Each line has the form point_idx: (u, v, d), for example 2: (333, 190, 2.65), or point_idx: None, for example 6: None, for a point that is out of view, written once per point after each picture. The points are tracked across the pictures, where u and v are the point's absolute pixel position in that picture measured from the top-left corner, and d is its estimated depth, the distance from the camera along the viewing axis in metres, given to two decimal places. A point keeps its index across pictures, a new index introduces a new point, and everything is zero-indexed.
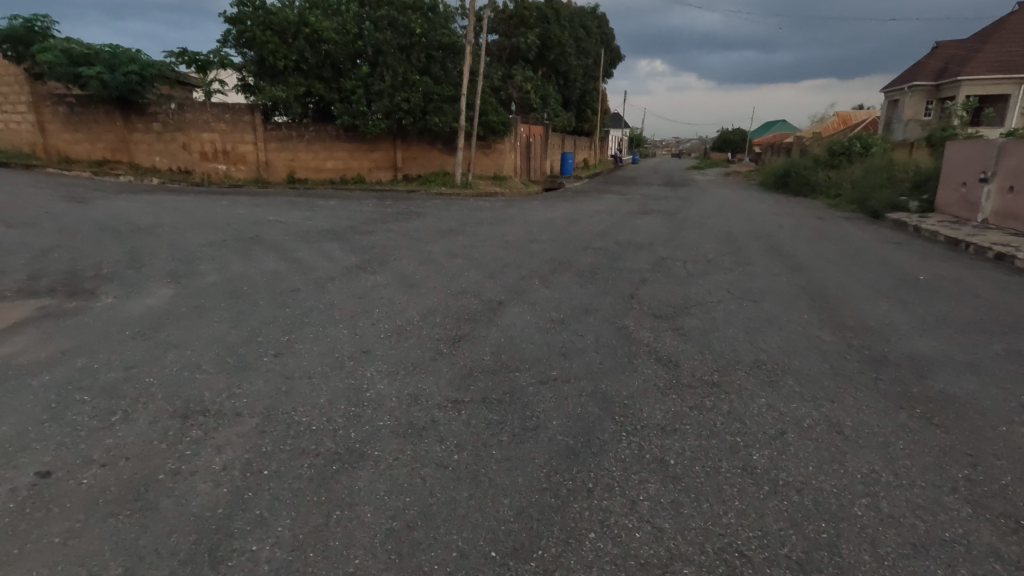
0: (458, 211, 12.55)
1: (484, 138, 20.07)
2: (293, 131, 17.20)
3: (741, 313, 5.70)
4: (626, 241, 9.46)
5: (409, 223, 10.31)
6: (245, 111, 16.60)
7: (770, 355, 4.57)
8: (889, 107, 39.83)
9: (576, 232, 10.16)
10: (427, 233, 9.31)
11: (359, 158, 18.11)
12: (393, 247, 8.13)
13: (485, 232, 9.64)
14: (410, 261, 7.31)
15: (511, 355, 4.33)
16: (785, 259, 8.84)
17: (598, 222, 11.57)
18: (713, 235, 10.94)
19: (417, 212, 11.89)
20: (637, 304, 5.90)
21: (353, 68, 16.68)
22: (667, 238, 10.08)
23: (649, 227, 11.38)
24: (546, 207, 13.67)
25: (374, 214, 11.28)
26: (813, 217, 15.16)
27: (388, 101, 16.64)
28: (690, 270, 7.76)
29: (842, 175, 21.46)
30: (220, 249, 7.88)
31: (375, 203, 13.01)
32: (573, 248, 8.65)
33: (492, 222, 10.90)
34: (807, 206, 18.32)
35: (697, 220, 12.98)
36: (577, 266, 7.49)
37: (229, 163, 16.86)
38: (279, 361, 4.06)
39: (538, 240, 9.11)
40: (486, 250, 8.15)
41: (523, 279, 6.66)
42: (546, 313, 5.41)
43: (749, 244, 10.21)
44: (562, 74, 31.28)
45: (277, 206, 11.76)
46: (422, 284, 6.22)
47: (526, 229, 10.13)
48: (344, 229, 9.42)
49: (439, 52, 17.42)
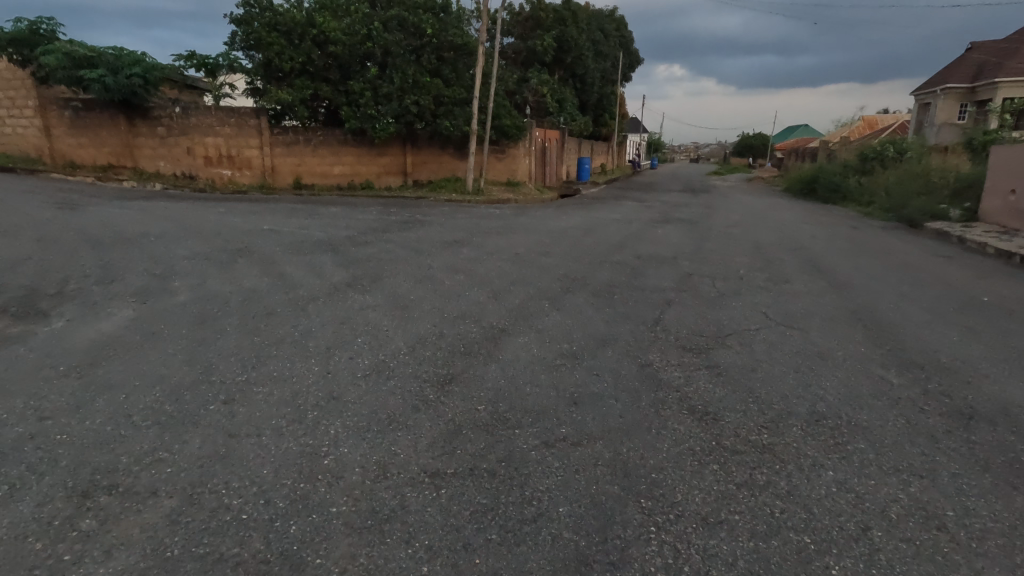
0: (467, 219, 11.86)
1: (497, 143, 19.40)
2: (299, 135, 16.67)
3: (785, 347, 4.85)
4: (646, 255, 8.65)
5: (412, 233, 9.62)
6: (251, 115, 16.08)
7: (829, 406, 3.73)
8: (920, 110, 38.38)
9: (591, 244, 9.39)
10: (430, 245, 8.62)
11: (368, 164, 17.53)
12: (390, 261, 7.44)
13: (492, 243, 8.92)
14: (406, 278, 6.61)
15: (510, 403, 3.55)
16: (826, 276, 7.95)
17: (615, 232, 10.77)
18: (741, 247, 10.05)
19: (423, 221, 11.21)
20: (662, 333, 5.09)
21: (362, 70, 16.10)
22: (691, 251, 9.23)
23: (671, 238, 10.54)
24: (561, 215, 12.90)
25: (378, 223, 10.65)
26: (847, 227, 14.16)
27: (397, 104, 16.04)
28: (720, 289, 6.91)
29: (874, 181, 20.32)
30: (203, 261, 7.26)
31: (380, 211, 12.40)
32: (588, 262, 7.86)
33: (501, 232, 10.17)
34: (838, 214, 17.30)
35: (724, 230, 12.08)
36: (592, 285, 6.70)
37: (233, 168, 16.37)
38: (226, 410, 3.34)
39: (549, 253, 8.36)
40: (492, 264, 7.42)
41: (531, 300, 5.89)
42: (556, 345, 4.63)
43: (783, 257, 9.32)
44: (578, 77, 30.54)
45: (277, 214, 11.20)
46: (415, 306, 5.49)
47: (537, 241, 9.36)
48: (342, 240, 8.75)
49: (450, 54, 16.77)
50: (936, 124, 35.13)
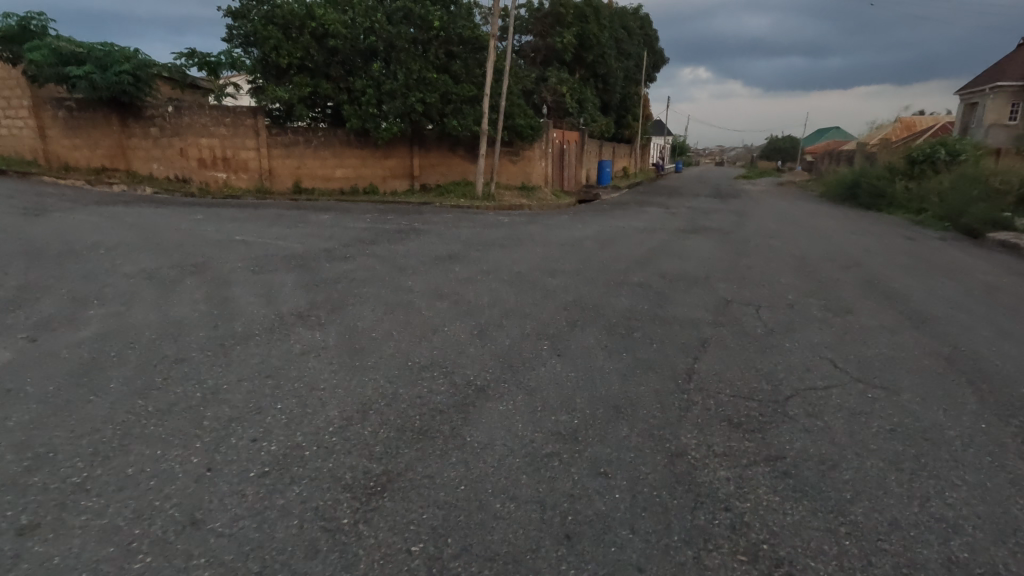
0: (471, 227, 10.64)
1: (511, 144, 18.18)
2: (299, 136, 15.67)
3: (873, 423, 3.48)
4: (673, 274, 7.28)
5: (403, 245, 8.42)
6: (247, 114, 15.11)
7: (969, 548, 2.39)
8: (967, 110, 35.96)
9: (609, 259, 8.06)
10: (420, 259, 7.41)
11: (372, 166, 16.45)
12: (366, 281, 6.24)
13: (492, 258, 7.65)
14: (376, 305, 5.39)
15: (465, 539, 2.29)
16: (897, 304, 6.48)
17: (637, 244, 9.40)
18: (786, 263, 8.59)
19: (420, 229, 10.02)
20: (698, 395, 3.75)
21: (364, 65, 15.02)
22: (727, 269, 7.83)
23: (700, 251, 9.16)
24: (577, 224, 11.59)
25: (369, 232, 9.49)
26: (901, 238, 12.54)
27: (402, 102, 14.90)
28: (766, 322, 5.54)
29: (925, 185, 18.49)
30: (145, 280, 6.15)
31: (375, 218, 11.29)
32: (602, 284, 6.52)
33: (505, 243, 8.90)
34: (887, 223, 15.59)
35: (764, 242, 10.58)
36: (606, 316, 5.39)
37: (229, 171, 15.42)
38: (13, 550, 2.13)
39: (557, 270, 7.08)
40: (487, 286, 6.16)
41: (525, 340, 4.61)
42: (549, 417, 3.34)
43: (836, 277, 7.86)
44: (600, 77, 29.19)
45: (261, 222, 10.14)
46: (374, 350, 4.26)
47: (545, 255, 8.07)
48: (318, 255, 7.60)
49: (460, 48, 15.59)
50: (985, 125, 32.77)
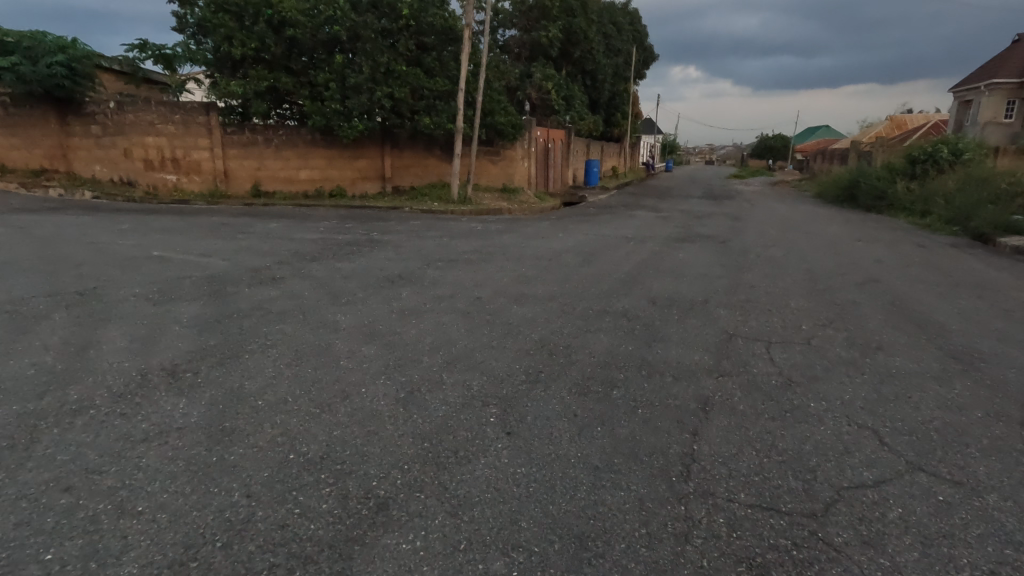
0: (437, 237, 9.45)
1: (491, 143, 17.00)
2: (258, 135, 14.38)
3: (963, 562, 2.33)
4: (664, 299, 6.12)
5: (351, 261, 7.21)
6: (199, 110, 13.81)
7: None
8: (961, 108, 35.26)
9: (590, 278, 6.90)
10: (363, 282, 6.20)
11: (340, 168, 15.21)
12: (285, 313, 5.02)
13: (451, 279, 6.46)
14: (284, 351, 4.19)
15: None
16: (934, 337, 5.36)
17: (624, 258, 8.24)
18: (793, 281, 7.47)
19: (377, 241, 8.82)
20: (701, 509, 2.59)
21: (328, 58, 13.75)
22: (727, 291, 6.69)
23: (695, 266, 8.03)
24: (557, 232, 10.41)
25: (317, 244, 8.27)
26: (912, 245, 11.49)
27: (368, 98, 13.65)
28: (782, 368, 4.39)
29: (929, 186, 17.53)
30: (5, 314, 4.90)
31: (331, 226, 10.09)
32: (578, 314, 5.36)
33: (473, 258, 7.70)
34: (892, 228, 14.57)
35: (765, 253, 9.46)
36: (581, 363, 4.22)
37: (180, 173, 14.09)
38: None
39: (525, 296, 5.90)
40: (435, 321, 4.97)
41: (468, 409, 3.42)
42: (473, 569, 2.17)
43: (854, 298, 6.75)
44: (587, 73, 28.12)
45: (196, 232, 8.87)
46: (249, 432, 3.05)
47: (516, 273, 6.90)
48: (245, 275, 6.41)
49: (433, 39, 14.34)
50: (981, 123, 31.96)
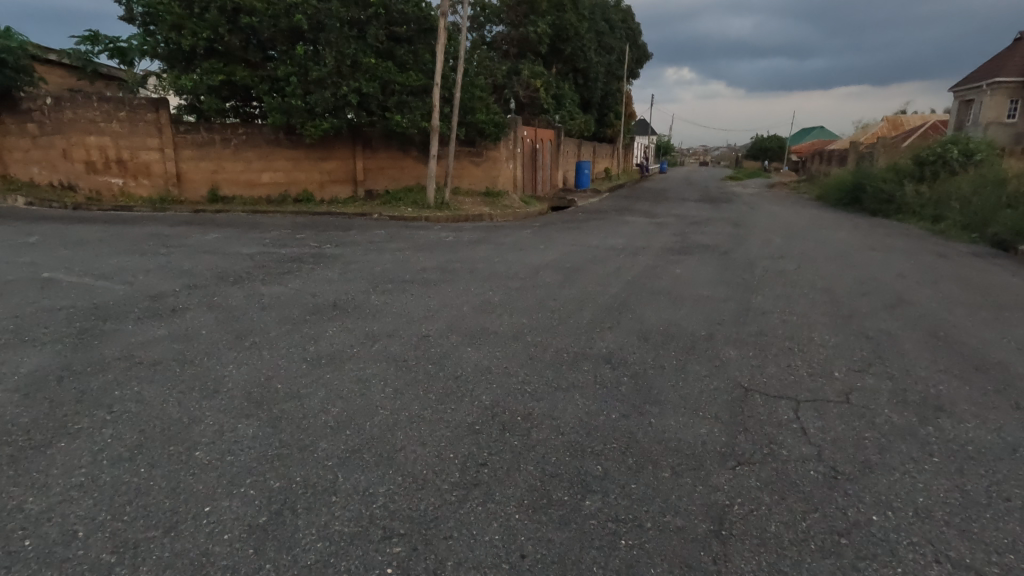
0: (399, 250, 8.24)
1: (472, 143, 15.79)
2: (214, 134, 13.11)
3: None
4: (658, 334, 4.92)
5: (283, 283, 6.00)
6: (147, 106, 12.54)
7: None
8: (963, 108, 34.30)
9: (569, 304, 5.71)
10: (284, 313, 4.99)
11: (306, 170, 13.97)
12: (158, 364, 3.80)
13: (398, 308, 5.26)
14: (122, 432, 2.96)
15: None
16: (1002, 388, 4.18)
17: (611, 276, 7.06)
18: (811, 306, 6.29)
19: (327, 255, 7.61)
20: None
21: (288, 49, 12.49)
22: (735, 320, 5.52)
23: (695, 285, 6.84)
24: (539, 243, 9.24)
25: (252, 260, 7.05)
26: (932, 256, 10.35)
27: (332, 92, 12.38)
28: (821, 448, 3.19)
29: (940, 188, 16.43)
30: None
31: (280, 236, 8.89)
32: (548, 361, 4.15)
33: (433, 277, 6.51)
34: (905, 234, 13.45)
35: (772, 268, 8.29)
36: (544, 447, 3.01)
37: (127, 176, 12.78)
38: None
39: (486, 332, 4.69)
40: (355, 375, 3.76)
41: (355, 550, 2.21)
42: None
43: (887, 328, 5.58)
44: (578, 71, 26.96)
45: (116, 244, 7.62)
46: None
47: (481, 299, 5.71)
48: (140, 304, 5.17)
49: (405, 29, 13.09)
50: (983, 123, 30.99)
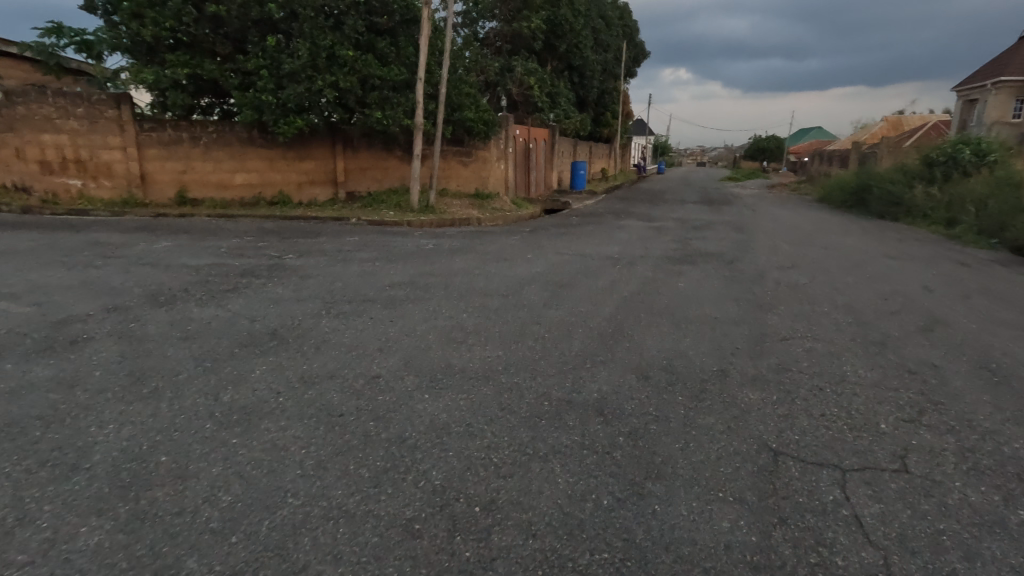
0: (368, 260, 7.38)
1: (460, 142, 14.93)
2: (182, 132, 12.22)
3: None
4: (660, 371, 4.07)
5: (222, 303, 5.13)
6: (108, 102, 11.65)
7: None
8: (966, 107, 33.60)
9: (556, 330, 4.86)
10: (208, 346, 4.11)
11: (282, 170, 13.10)
12: (13, 426, 2.91)
13: (350, 338, 4.40)
14: None
15: None
16: None
17: (606, 292, 6.21)
18: (836, 329, 5.46)
19: (286, 268, 6.75)
20: None
21: (260, 40, 11.60)
22: (751, 350, 4.67)
23: (700, 303, 5.99)
24: (526, 252, 8.40)
25: (197, 274, 6.18)
26: (954, 265, 9.55)
27: (305, 87, 11.50)
28: (884, 555, 2.34)
29: (952, 191, 15.66)
30: None
31: (239, 244, 8.00)
32: (523, 414, 3.29)
33: (400, 295, 5.65)
34: (918, 240, 12.67)
35: (785, 280, 7.46)
36: (505, 563, 2.15)
37: (86, 177, 11.84)
38: None
39: (450, 372, 3.83)
40: (270, 440, 2.90)
41: None
42: None
43: (930, 358, 4.74)
44: (574, 69, 26.13)
45: (45, 254, 6.74)
46: None
47: (452, 324, 4.85)
48: (37, 333, 4.28)
49: (386, 19, 12.20)
50: (987, 123, 30.29)
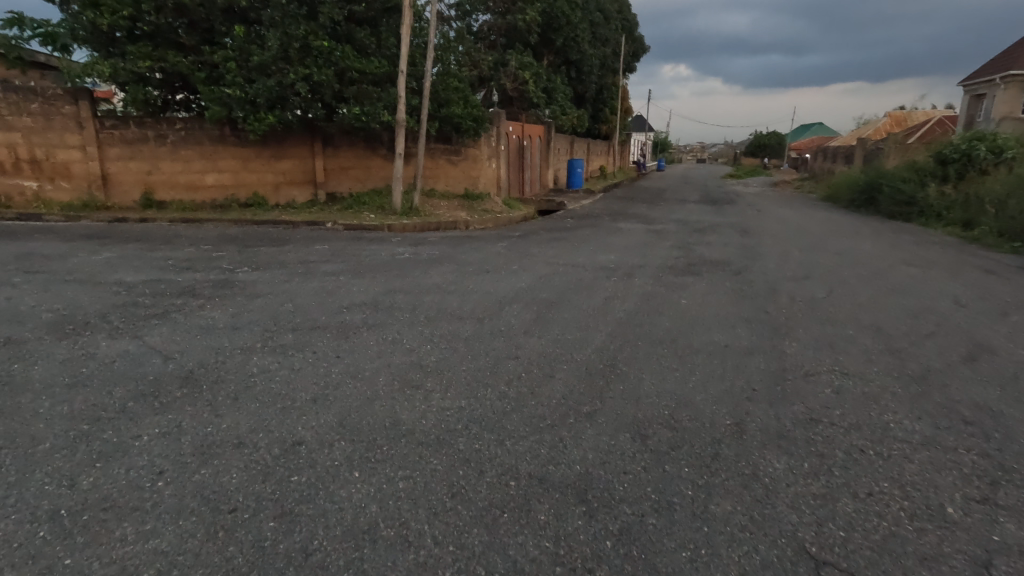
0: (332, 273, 6.57)
1: (448, 139, 14.08)
2: (147, 130, 11.42)
3: None
4: (662, 428, 3.26)
5: (140, 333, 4.32)
6: (65, 98, 10.85)
7: None
8: (974, 102, 32.70)
9: (536, 366, 4.04)
10: (96, 398, 3.29)
11: (257, 170, 12.26)
12: None
13: (280, 383, 3.57)
14: None
15: None
16: None
17: (599, 312, 5.39)
18: (867, 359, 4.64)
19: (235, 285, 5.93)
20: None
21: (228, 31, 10.77)
22: (771, 392, 3.86)
23: (709, 326, 5.18)
24: (512, 262, 7.60)
25: (127, 294, 5.36)
26: (982, 273, 8.72)
27: (277, 81, 10.67)
28: None
29: (968, 190, 14.81)
30: None
31: (190, 255, 7.18)
32: (477, 506, 2.48)
33: (357, 321, 4.83)
34: (936, 243, 11.85)
35: (801, 294, 6.64)
36: None
37: (42, 179, 11.03)
38: None
39: (395, 436, 3.01)
40: (119, 558, 2.09)
41: None
42: None
43: (987, 400, 3.92)
44: (572, 63, 25.24)
45: None
46: None
47: (410, 360, 4.03)
48: None
49: (365, 8, 11.33)
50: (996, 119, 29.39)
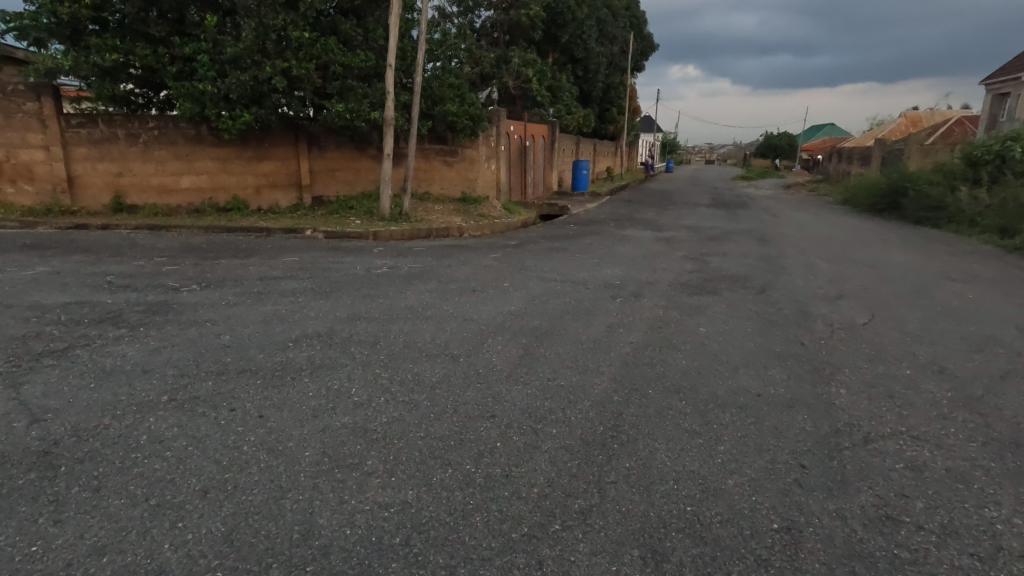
0: (290, 293, 5.66)
1: (442, 138, 13.17)
2: (117, 128, 10.59)
3: None
4: (685, 542, 2.31)
5: (19, 382, 3.42)
6: (27, 94, 10.03)
7: None
8: (996, 102, 31.38)
9: (518, 432, 3.10)
10: None
11: (236, 172, 11.39)
12: None
13: (167, 462, 2.66)
14: None
15: None
16: None
17: (601, 347, 4.44)
18: (939, 414, 3.67)
19: (171, 308, 5.02)
20: None
21: (200, 21, 9.96)
22: (827, 471, 2.91)
23: (736, 366, 4.21)
24: (503, 277, 6.68)
25: (34, 323, 4.46)
26: None
27: (252, 75, 9.79)
28: None
29: (1003, 195, 13.71)
30: None
31: (134, 270, 6.29)
32: None
33: (299, 361, 3.91)
34: (973, 254, 10.81)
35: (838, 320, 5.65)
36: None
37: (2, 181, 10.22)
38: None
39: (300, 563, 2.09)
40: None
41: None
42: None
43: None
44: (578, 61, 24.26)
45: None
46: None
47: (353, 423, 3.10)
48: None
49: None
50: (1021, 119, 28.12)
